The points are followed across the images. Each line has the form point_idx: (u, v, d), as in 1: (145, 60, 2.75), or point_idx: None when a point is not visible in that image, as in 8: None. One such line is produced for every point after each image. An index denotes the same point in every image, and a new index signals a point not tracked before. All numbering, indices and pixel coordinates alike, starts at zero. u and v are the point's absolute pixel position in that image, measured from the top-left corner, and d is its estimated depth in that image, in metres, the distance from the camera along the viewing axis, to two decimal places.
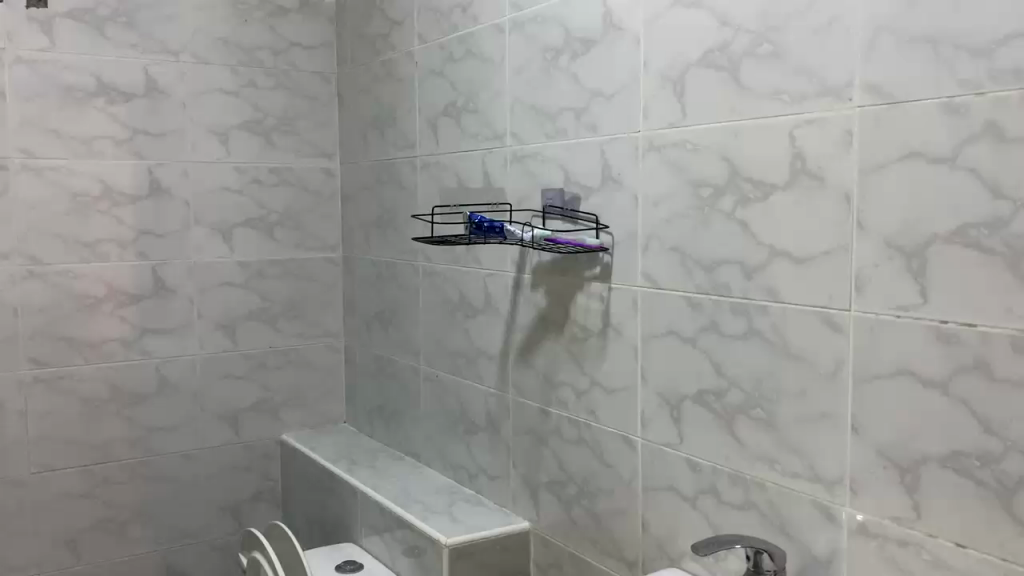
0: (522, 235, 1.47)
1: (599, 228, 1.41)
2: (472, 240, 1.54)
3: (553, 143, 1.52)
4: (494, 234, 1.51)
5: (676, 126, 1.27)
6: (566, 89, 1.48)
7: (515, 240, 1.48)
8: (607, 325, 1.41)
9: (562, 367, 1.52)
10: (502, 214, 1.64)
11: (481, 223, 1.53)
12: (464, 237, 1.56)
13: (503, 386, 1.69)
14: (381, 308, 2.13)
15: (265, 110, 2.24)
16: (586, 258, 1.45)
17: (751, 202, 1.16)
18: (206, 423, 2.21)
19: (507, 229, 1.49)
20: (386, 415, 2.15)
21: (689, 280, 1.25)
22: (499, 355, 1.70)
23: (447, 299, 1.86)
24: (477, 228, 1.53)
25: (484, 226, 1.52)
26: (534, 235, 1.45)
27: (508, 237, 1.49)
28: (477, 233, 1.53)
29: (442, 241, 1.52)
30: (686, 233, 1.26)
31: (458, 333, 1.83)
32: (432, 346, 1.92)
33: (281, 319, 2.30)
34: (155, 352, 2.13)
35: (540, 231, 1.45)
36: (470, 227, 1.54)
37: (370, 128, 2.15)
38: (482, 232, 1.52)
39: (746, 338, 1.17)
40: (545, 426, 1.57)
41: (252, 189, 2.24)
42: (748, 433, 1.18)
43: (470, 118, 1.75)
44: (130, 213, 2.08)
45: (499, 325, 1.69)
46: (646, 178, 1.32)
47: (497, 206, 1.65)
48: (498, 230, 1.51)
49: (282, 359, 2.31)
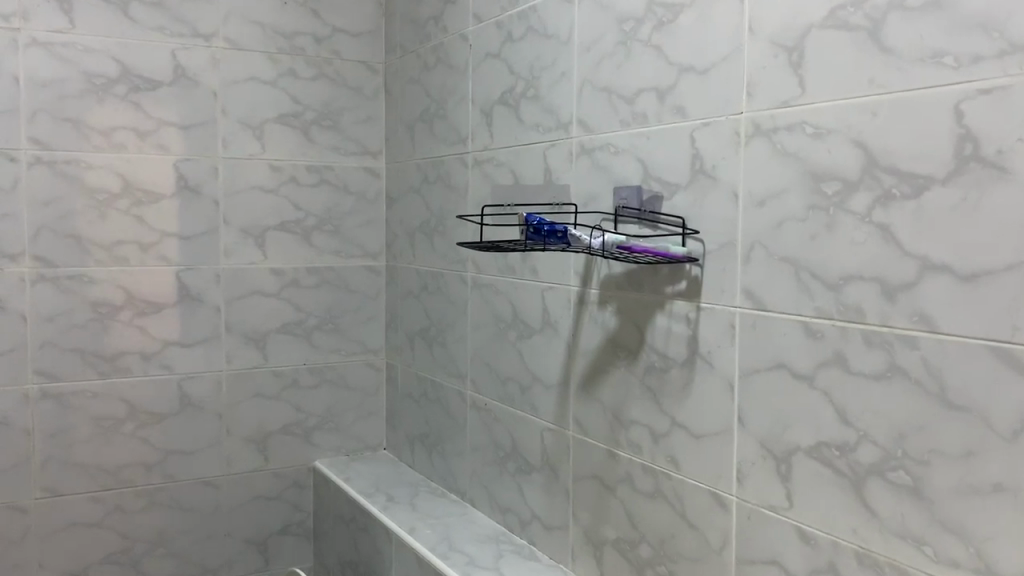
0: (591, 241, 1.20)
1: (686, 233, 1.15)
2: (528, 246, 1.26)
3: (629, 131, 1.26)
4: (555, 239, 1.23)
5: (790, 104, 1.00)
6: (648, 66, 1.22)
7: (582, 247, 1.22)
8: (695, 353, 1.15)
9: (634, 402, 1.26)
10: (565, 217, 1.39)
11: (540, 225, 1.25)
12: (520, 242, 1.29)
13: (562, 420, 1.43)
14: (426, 324, 1.89)
15: (305, 102, 2.02)
16: (669, 270, 1.19)
17: (896, 200, 0.88)
18: (231, 448, 1.99)
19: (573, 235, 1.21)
20: (428, 445, 1.90)
21: (806, 299, 0.98)
22: (559, 384, 1.44)
23: (498, 316, 1.60)
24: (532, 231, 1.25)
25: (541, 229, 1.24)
26: (605, 241, 1.19)
27: (572, 244, 1.22)
28: (532, 236, 1.25)
29: (493, 247, 1.26)
30: (802, 239, 0.99)
31: (511, 356, 1.57)
32: (481, 368, 1.67)
33: (316, 333, 2.07)
34: (176, 367, 1.92)
35: (612, 236, 1.19)
36: (526, 230, 1.26)
37: (418, 123, 1.91)
38: (538, 236, 1.25)
39: (884, 378, 0.90)
40: (613, 473, 1.31)
41: (287, 188, 2.02)
42: (884, 502, 0.90)
43: (529, 106, 1.50)
44: (154, 214, 1.88)
45: (560, 348, 1.43)
46: (751, 171, 1.05)
47: (560, 207, 1.39)
48: (560, 236, 1.23)
49: (316, 378, 2.07)
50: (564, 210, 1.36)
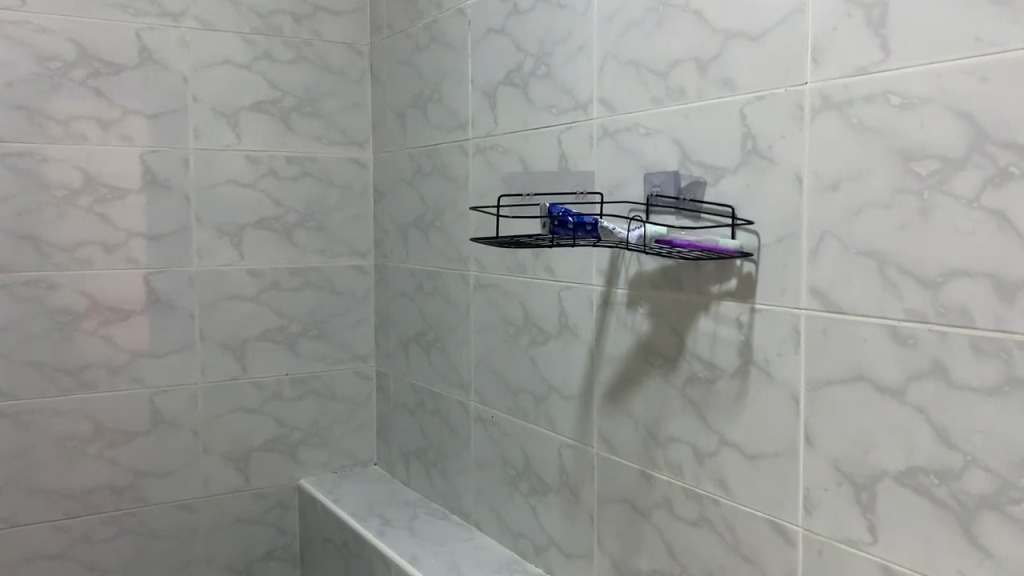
0: (627, 235, 1.05)
1: (737, 224, 1.00)
2: (555, 239, 1.10)
3: (662, 109, 1.11)
4: (585, 233, 1.08)
5: (869, 71, 0.85)
6: (685, 34, 1.07)
7: (615, 241, 1.06)
8: (750, 362, 1.00)
9: (673, 418, 1.11)
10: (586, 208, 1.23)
11: (567, 217, 1.10)
12: (542, 235, 1.13)
13: (584, 437, 1.28)
14: (422, 329, 1.73)
15: (284, 88, 1.85)
16: (716, 267, 1.04)
17: (1015, 181, 0.74)
18: (209, 467, 1.81)
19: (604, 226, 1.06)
20: (426, 461, 1.74)
21: (895, 299, 0.84)
22: (580, 395, 1.28)
23: (507, 319, 1.45)
24: (557, 222, 1.09)
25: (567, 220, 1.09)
26: (643, 234, 1.04)
27: (604, 237, 1.07)
28: (556, 229, 1.10)
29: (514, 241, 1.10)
30: (888, 229, 0.84)
31: (523, 364, 1.41)
32: (487, 377, 1.51)
33: (300, 340, 1.89)
34: (146, 380, 1.74)
35: (652, 228, 1.03)
36: (551, 222, 1.11)
37: (410, 108, 1.75)
38: (563, 228, 1.09)
39: (1000, 394, 0.76)
40: (647, 497, 1.16)
41: (265, 182, 1.84)
42: (1000, 540, 0.76)
43: (540, 85, 1.34)
44: (119, 212, 1.70)
45: (581, 355, 1.28)
46: (819, 150, 0.90)
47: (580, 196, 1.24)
48: (591, 229, 1.07)
49: (301, 389, 1.90)
50: (587, 200, 1.20)
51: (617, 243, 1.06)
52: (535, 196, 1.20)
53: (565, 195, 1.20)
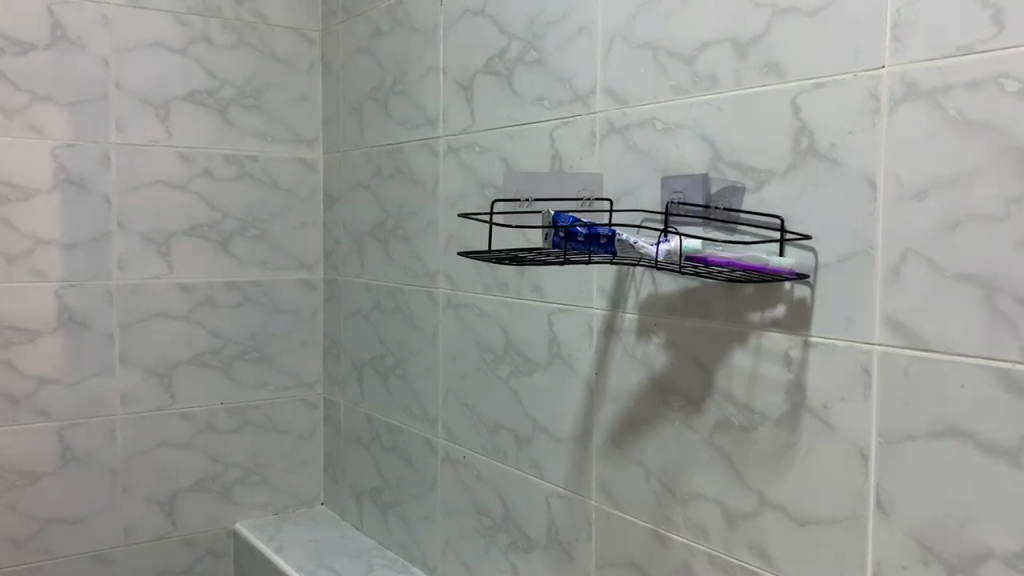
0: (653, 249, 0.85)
1: (785, 237, 0.82)
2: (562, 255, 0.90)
3: (687, 101, 0.93)
4: (601, 247, 0.88)
5: (975, 50, 0.68)
6: (719, 10, 0.89)
7: (637, 256, 0.87)
8: (802, 407, 0.82)
9: (697, 470, 0.92)
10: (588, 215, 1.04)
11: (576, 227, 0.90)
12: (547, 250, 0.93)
13: (578, 486, 1.09)
14: (379, 353, 1.52)
15: (222, 76, 1.61)
16: (757, 290, 0.86)
17: None
18: (129, 512, 1.56)
19: (623, 240, 0.87)
20: (382, 503, 1.53)
21: (1009, 336, 0.67)
22: (574, 438, 1.09)
23: (483, 345, 1.25)
24: (564, 235, 0.90)
25: (577, 231, 0.89)
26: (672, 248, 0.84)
27: (623, 251, 0.87)
28: (563, 243, 0.91)
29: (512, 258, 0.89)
30: (1000, 248, 0.67)
31: (503, 398, 1.21)
32: (457, 411, 1.31)
33: (237, 364, 1.66)
34: (55, 412, 1.49)
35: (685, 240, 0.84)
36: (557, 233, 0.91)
37: (369, 103, 1.54)
38: (572, 241, 0.90)
39: None
40: (660, 562, 0.97)
41: (199, 183, 1.60)
42: None
43: (530, 73, 1.15)
44: (24, 215, 1.45)
45: (577, 390, 1.09)
46: (903, 149, 0.73)
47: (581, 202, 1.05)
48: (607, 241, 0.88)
49: (238, 420, 1.66)
50: (597, 206, 1.03)
51: (639, 259, 0.87)
52: (534, 200, 1.03)
53: (568, 201, 1.04)
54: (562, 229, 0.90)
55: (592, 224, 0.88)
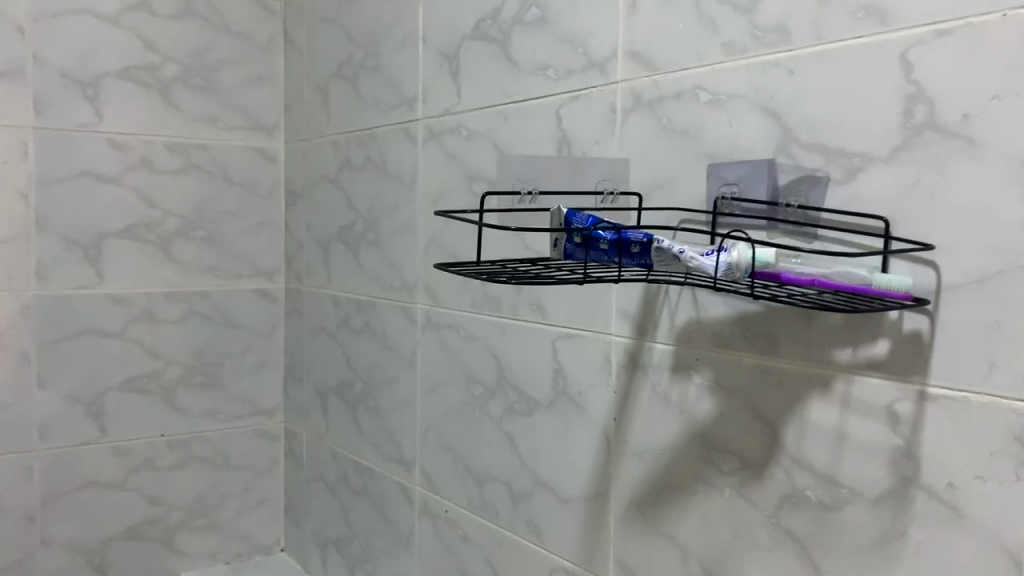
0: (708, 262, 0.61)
1: (889, 240, 0.59)
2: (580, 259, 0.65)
3: (744, 63, 0.69)
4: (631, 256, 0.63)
5: None
6: None
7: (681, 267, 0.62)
8: (915, 483, 0.59)
9: (755, 557, 0.69)
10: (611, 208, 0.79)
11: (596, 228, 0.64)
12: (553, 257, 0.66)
13: (590, 561, 0.85)
14: (347, 378, 1.28)
15: (164, 50, 1.37)
16: (844, 319, 0.63)
17: None
18: (48, 567, 1.32)
19: (662, 246, 0.62)
20: (348, 556, 1.29)
21: None
22: (585, 499, 0.85)
23: (471, 375, 1.01)
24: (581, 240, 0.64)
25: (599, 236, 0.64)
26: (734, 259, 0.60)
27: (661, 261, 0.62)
28: (580, 251, 0.65)
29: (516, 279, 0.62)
30: None
31: (494, 441, 0.98)
32: (438, 454, 1.07)
33: (181, 389, 1.41)
34: None
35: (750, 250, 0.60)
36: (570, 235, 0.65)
37: (336, 82, 1.30)
38: (593, 249, 0.64)
39: None
40: None
41: (136, 176, 1.36)
42: None
43: (530, 36, 0.91)
44: None
45: (588, 438, 0.85)
46: None
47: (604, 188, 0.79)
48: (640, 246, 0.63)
49: (181, 454, 1.42)
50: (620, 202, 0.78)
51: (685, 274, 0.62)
52: (539, 193, 0.76)
53: (584, 198, 0.76)
54: (579, 233, 0.64)
55: (621, 227, 0.63)
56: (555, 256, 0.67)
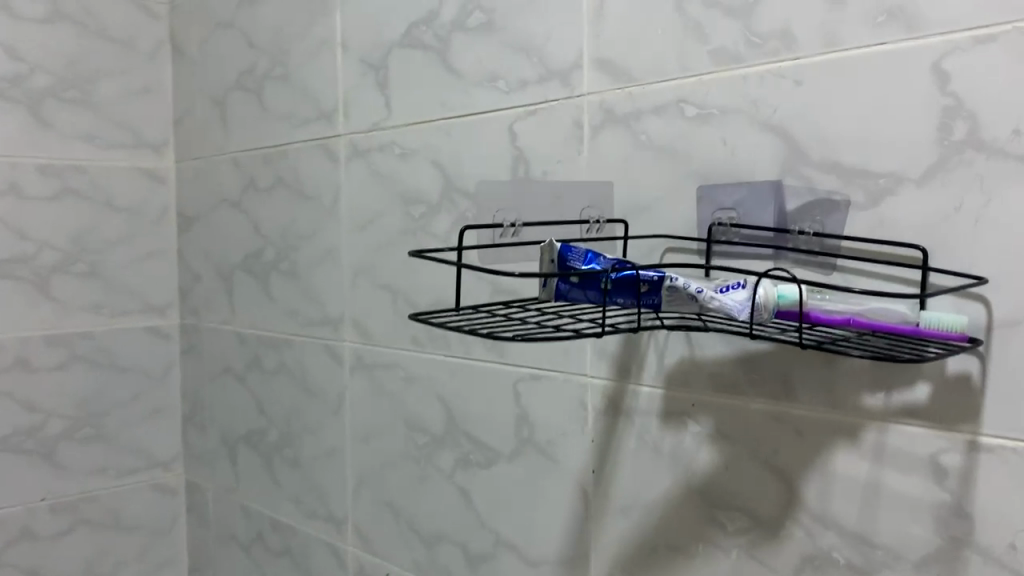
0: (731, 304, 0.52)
1: (927, 271, 0.53)
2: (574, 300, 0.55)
3: (738, 73, 0.62)
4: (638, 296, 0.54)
5: None
6: None
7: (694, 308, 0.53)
8: (968, 544, 0.52)
9: None
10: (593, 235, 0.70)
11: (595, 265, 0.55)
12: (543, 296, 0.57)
13: None
14: (261, 424, 1.15)
15: (31, 59, 1.19)
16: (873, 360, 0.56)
17: None
18: None
19: (677, 285, 0.53)
20: None
21: None
22: (560, 561, 0.76)
23: (413, 422, 0.90)
24: (578, 280, 0.55)
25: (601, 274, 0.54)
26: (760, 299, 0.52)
27: (672, 302, 0.54)
28: (576, 292, 0.55)
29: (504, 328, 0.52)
30: None
31: (445, 496, 0.87)
32: (376, 510, 0.96)
33: (64, 445, 1.24)
34: None
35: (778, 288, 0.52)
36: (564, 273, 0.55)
37: (236, 94, 1.16)
38: (590, 288, 0.54)
39: None
40: None
41: (2, 204, 1.18)
42: None
43: (475, 43, 0.81)
44: None
45: (561, 493, 0.76)
46: None
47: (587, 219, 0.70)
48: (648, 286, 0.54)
49: (67, 519, 1.24)
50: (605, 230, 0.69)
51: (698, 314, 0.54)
52: (524, 226, 0.70)
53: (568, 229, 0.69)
54: (576, 272, 0.54)
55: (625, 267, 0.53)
56: (545, 298, 0.57)
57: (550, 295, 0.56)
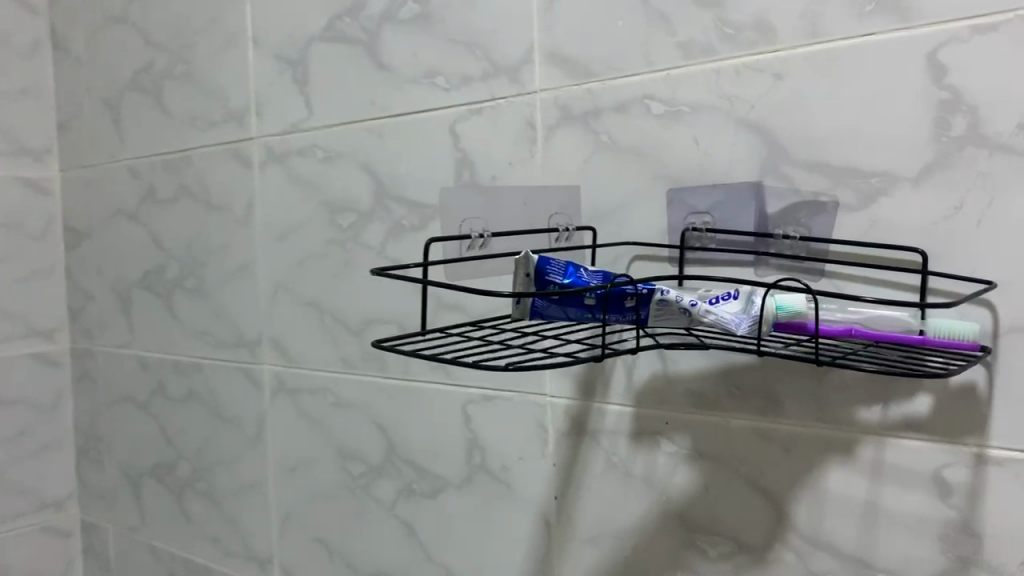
0: (727, 318, 0.47)
1: (927, 274, 0.50)
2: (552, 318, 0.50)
3: (709, 68, 0.57)
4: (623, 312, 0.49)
5: None
6: None
7: (685, 322, 0.49)
8: (976, 563, 0.50)
9: None
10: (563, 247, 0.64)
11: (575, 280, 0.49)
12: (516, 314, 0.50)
13: None
14: (169, 457, 1.04)
15: None
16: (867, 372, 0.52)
17: None
18: None
19: (667, 298, 0.49)
20: None
21: None
22: None
23: (348, 450, 0.83)
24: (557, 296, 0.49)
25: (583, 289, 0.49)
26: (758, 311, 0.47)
27: (662, 317, 0.49)
28: (554, 309, 0.49)
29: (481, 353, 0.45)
30: None
31: (387, 529, 0.81)
32: (307, 547, 0.88)
33: None
34: None
35: (777, 300, 0.48)
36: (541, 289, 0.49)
37: (131, 95, 1.05)
38: (572, 306, 0.49)
39: None
40: None
41: None
42: None
43: (409, 37, 0.75)
44: None
45: (519, 523, 0.70)
46: None
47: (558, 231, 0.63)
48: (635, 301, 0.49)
49: None
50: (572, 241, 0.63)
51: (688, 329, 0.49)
52: (493, 236, 0.61)
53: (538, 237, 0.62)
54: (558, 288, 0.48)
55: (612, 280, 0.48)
56: (517, 316, 0.51)
57: (523, 313, 0.50)
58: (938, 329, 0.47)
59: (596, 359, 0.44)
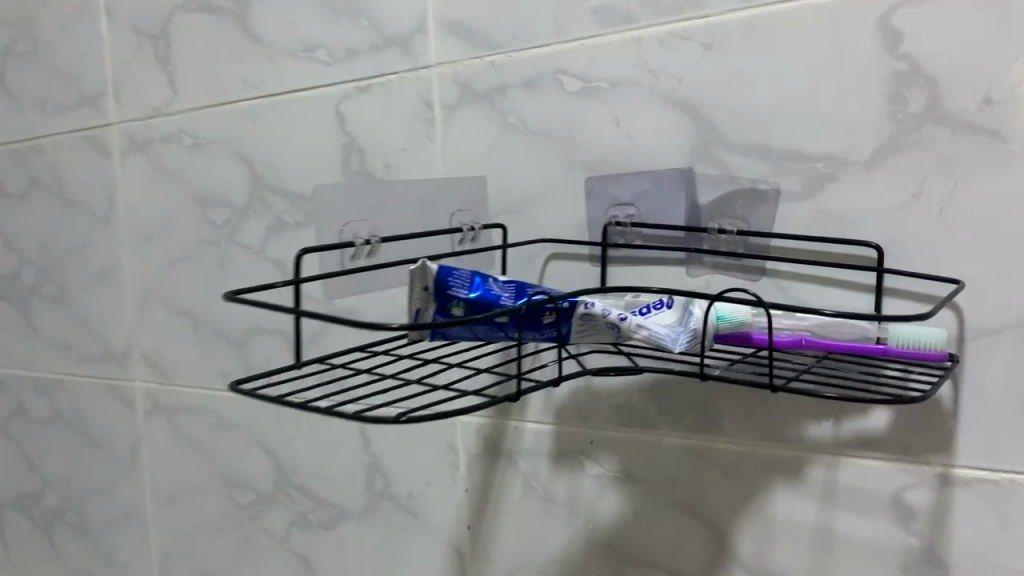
0: (662, 334, 0.40)
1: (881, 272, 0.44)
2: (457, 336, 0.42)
3: (631, 37, 0.50)
4: (541, 327, 0.41)
5: None
6: None
7: (613, 338, 0.41)
8: None
9: None
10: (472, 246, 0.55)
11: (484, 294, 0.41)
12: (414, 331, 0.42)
13: None
14: (33, 485, 0.92)
15: None
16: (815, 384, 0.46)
17: None
18: None
19: (593, 311, 0.41)
20: None
21: None
22: None
23: (233, 476, 0.74)
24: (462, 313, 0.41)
25: (492, 303, 0.41)
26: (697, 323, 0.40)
27: (584, 332, 0.42)
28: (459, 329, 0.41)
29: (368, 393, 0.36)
30: None
31: (281, 563, 0.72)
32: None
33: None
34: None
35: (718, 310, 0.41)
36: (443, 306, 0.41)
37: None
38: (480, 324, 0.41)
39: None
40: None
41: None
42: None
43: (284, 5, 0.65)
44: None
45: (428, 556, 0.63)
46: None
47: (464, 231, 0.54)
48: (555, 314, 0.41)
49: None
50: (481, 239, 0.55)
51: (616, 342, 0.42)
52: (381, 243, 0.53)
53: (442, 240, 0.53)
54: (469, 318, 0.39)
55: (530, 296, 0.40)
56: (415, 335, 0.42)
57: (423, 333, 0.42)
58: (903, 338, 0.41)
59: (510, 399, 0.35)
